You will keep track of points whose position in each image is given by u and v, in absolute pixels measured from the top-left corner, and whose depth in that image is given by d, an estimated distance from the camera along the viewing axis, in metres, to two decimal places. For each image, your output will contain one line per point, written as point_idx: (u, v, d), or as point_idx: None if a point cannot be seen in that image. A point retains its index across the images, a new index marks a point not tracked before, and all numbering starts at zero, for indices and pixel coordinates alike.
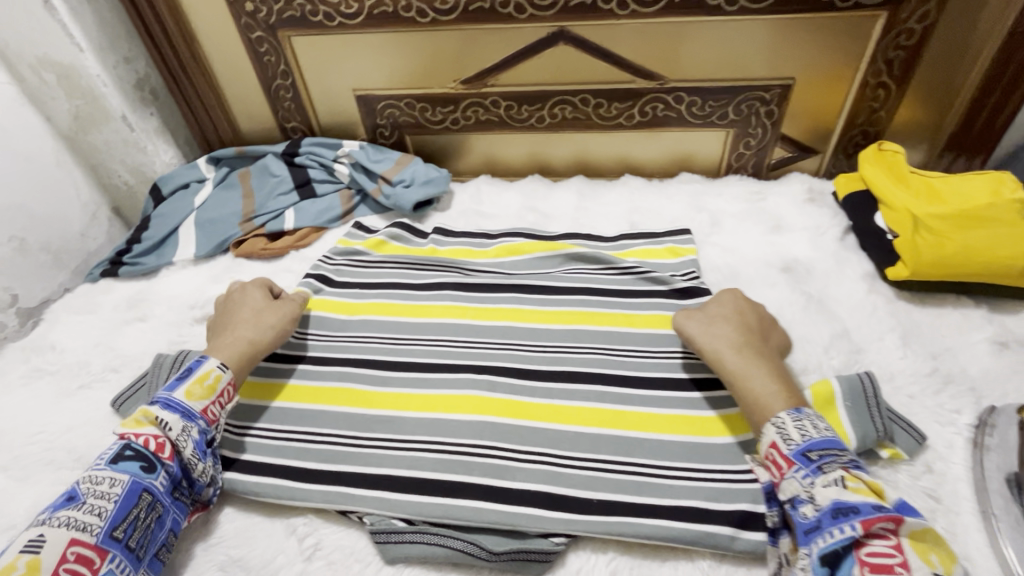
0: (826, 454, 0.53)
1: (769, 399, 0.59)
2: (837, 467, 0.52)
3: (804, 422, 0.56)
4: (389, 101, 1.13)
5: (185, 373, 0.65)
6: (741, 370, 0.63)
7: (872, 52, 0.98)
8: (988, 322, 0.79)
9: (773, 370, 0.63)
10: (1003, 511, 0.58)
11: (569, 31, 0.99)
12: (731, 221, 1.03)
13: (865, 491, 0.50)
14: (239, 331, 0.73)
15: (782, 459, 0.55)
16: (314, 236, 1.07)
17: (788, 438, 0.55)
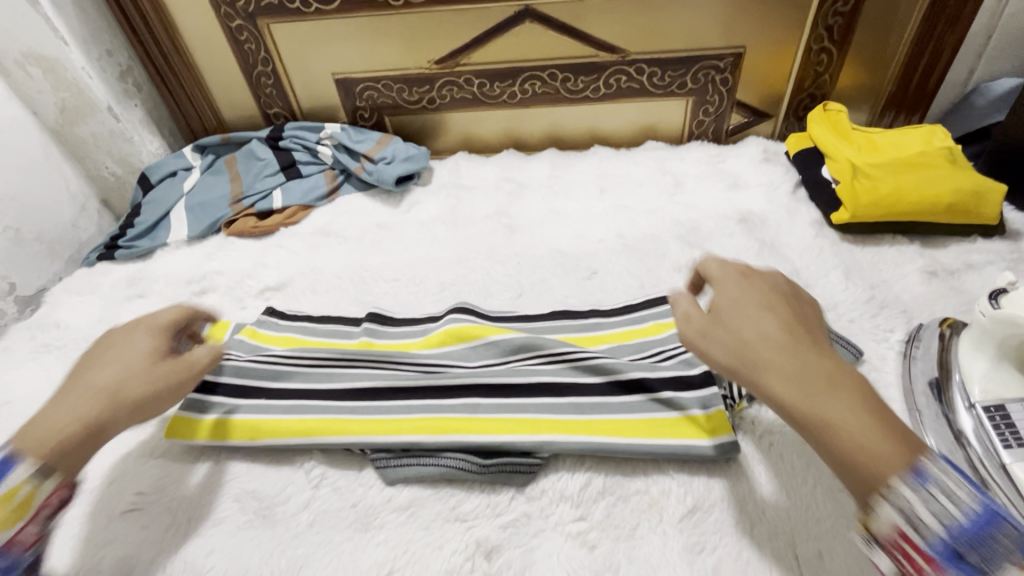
0: (965, 533, 0.41)
1: (857, 430, 0.44)
2: (993, 555, 0.40)
3: (930, 491, 0.41)
4: (368, 83, 1.19)
5: None
6: (818, 396, 0.46)
7: (814, 19, 1.06)
8: (920, 256, 0.89)
9: (849, 397, 0.45)
10: (924, 406, 0.65)
11: (534, 9, 1.06)
12: (693, 182, 1.11)
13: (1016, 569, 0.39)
14: (89, 381, 0.58)
15: (919, 554, 0.41)
16: (302, 214, 1.12)
17: (919, 524, 0.41)
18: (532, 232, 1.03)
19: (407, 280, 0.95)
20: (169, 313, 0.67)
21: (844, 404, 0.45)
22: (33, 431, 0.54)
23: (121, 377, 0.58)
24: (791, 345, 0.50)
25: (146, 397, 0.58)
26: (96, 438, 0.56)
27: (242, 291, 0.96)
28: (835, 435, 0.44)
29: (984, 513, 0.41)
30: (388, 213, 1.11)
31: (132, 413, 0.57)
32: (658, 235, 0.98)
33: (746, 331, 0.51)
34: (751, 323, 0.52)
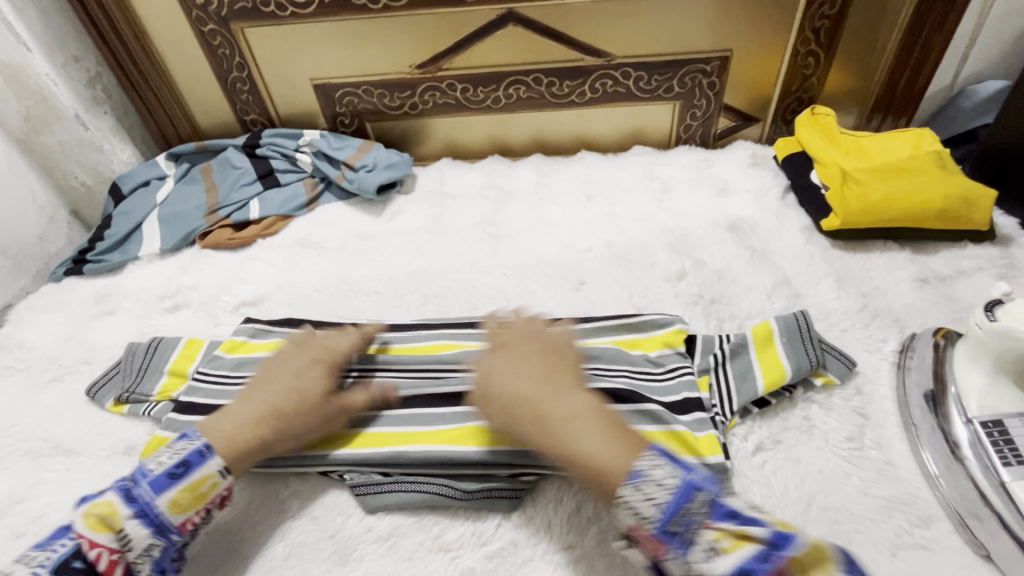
0: (687, 517, 0.48)
1: (602, 463, 0.53)
2: (701, 528, 0.47)
3: (648, 486, 0.50)
4: (348, 89, 1.15)
5: (178, 472, 0.56)
6: (557, 426, 0.56)
7: (801, 22, 1.05)
8: (911, 262, 0.87)
9: (590, 423, 0.55)
10: (921, 420, 0.64)
11: (517, 13, 1.03)
12: (682, 187, 1.09)
13: (738, 544, 0.46)
14: (259, 402, 0.63)
15: (650, 539, 0.49)
16: (280, 225, 1.08)
17: (644, 514, 0.49)
18: (518, 242, 1.00)
19: (389, 293, 0.92)
20: (346, 345, 0.71)
21: (593, 436, 0.54)
22: (209, 439, 0.59)
23: (291, 411, 0.63)
24: (535, 382, 0.59)
25: (305, 429, 0.63)
26: (263, 453, 0.62)
27: (217, 306, 0.93)
28: (580, 460, 0.54)
29: (690, 493, 0.49)
30: (370, 223, 1.08)
31: (296, 441, 0.63)
32: (646, 244, 0.96)
33: (498, 384, 0.60)
34: (505, 368, 0.61)
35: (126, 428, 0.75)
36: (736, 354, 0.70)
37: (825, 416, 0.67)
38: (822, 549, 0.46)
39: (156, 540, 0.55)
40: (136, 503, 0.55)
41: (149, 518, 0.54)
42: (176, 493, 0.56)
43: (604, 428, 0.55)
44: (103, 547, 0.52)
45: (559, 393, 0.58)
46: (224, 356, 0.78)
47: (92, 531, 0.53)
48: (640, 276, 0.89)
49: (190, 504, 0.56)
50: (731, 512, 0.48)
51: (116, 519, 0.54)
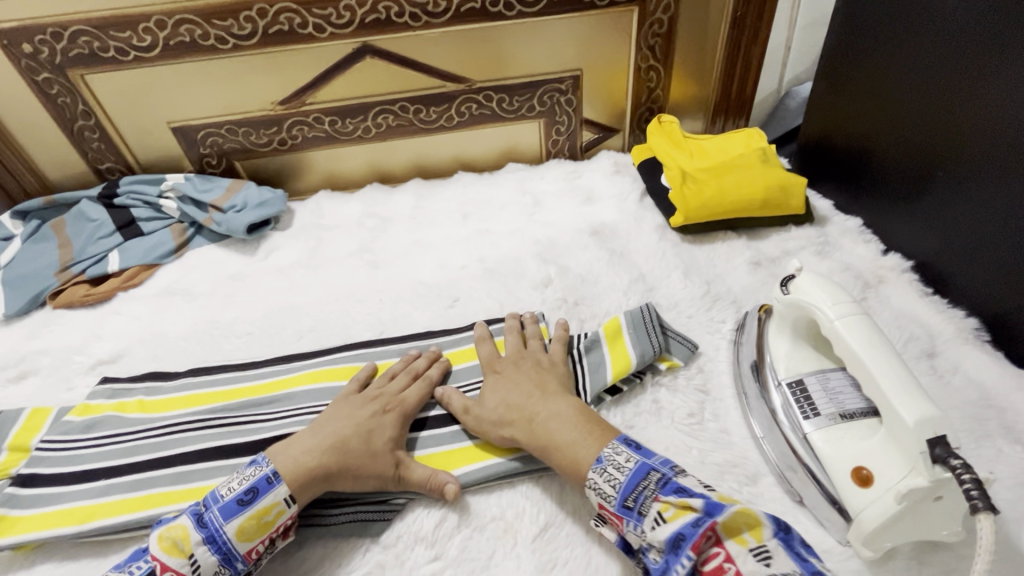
0: (637, 495, 0.55)
1: (578, 453, 0.60)
2: (651, 501, 0.54)
3: (608, 471, 0.58)
4: (209, 130, 1.13)
5: (247, 498, 0.58)
6: (540, 428, 0.63)
7: (637, 41, 1.15)
8: (747, 248, 0.98)
9: (567, 421, 0.63)
10: (750, 389, 0.72)
11: (371, 45, 1.06)
12: (551, 200, 1.15)
13: (679, 514, 0.51)
14: (327, 435, 0.65)
15: (612, 517, 0.56)
16: (144, 274, 1.03)
17: (605, 495, 0.57)
18: (395, 266, 1.02)
19: (262, 332, 0.91)
20: (414, 392, 0.72)
21: (566, 435, 0.62)
22: (277, 461, 0.61)
23: (354, 450, 0.63)
24: (530, 394, 0.67)
25: (366, 473, 0.63)
26: (323, 487, 0.62)
27: (70, 369, 0.87)
28: (557, 455, 0.61)
29: (647, 471, 0.56)
30: (243, 262, 1.06)
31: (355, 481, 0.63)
32: (517, 256, 1.01)
33: (492, 397, 0.69)
34: (496, 388, 0.70)
35: None
36: (591, 350, 0.77)
37: (670, 398, 0.73)
38: (752, 515, 0.51)
39: (223, 569, 0.56)
40: (207, 528, 0.57)
41: (217, 544, 0.56)
42: (242, 520, 0.57)
43: (579, 423, 0.63)
44: (174, 571, 0.54)
45: (546, 399, 0.66)
46: (71, 419, 0.75)
47: (166, 554, 0.55)
48: (510, 289, 0.94)
49: (257, 531, 0.57)
50: (679, 486, 0.54)
51: (188, 544, 0.56)
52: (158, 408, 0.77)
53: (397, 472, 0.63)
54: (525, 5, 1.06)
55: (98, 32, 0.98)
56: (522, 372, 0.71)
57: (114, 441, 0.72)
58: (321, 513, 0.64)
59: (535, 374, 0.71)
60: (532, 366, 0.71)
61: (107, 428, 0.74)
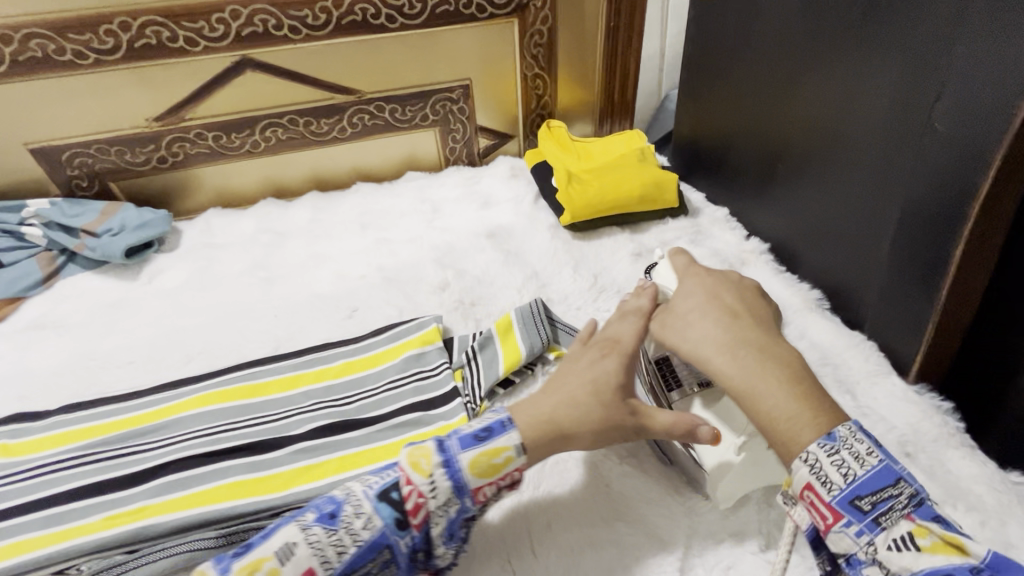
0: (879, 500, 0.46)
1: (798, 431, 0.49)
2: (900, 517, 0.45)
3: (840, 456, 0.47)
4: (76, 150, 1.05)
5: (484, 434, 0.57)
6: (745, 381, 0.54)
7: (521, 51, 1.21)
8: (630, 241, 1.06)
9: (789, 391, 0.51)
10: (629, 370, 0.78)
11: (251, 58, 1.04)
12: (450, 206, 1.18)
13: (941, 548, 0.43)
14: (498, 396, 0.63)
15: (823, 511, 0.47)
16: (7, 309, 0.95)
17: (828, 483, 0.47)
18: (292, 281, 1.01)
19: (146, 360, 0.87)
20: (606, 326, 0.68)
21: (775, 393, 0.52)
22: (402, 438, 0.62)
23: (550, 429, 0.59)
24: (727, 350, 0.56)
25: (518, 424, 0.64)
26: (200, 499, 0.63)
27: None
28: (762, 415, 0.52)
29: (896, 477, 0.46)
30: (123, 288, 1.00)
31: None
32: (416, 262, 1.03)
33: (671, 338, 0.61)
34: (668, 321, 0.63)
35: None
36: (484, 347, 0.81)
37: None
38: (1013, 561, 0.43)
39: (454, 498, 0.55)
40: (446, 452, 0.56)
41: (453, 470, 0.55)
42: (477, 453, 0.56)
43: (765, 375, 0.53)
44: (415, 486, 0.54)
45: (741, 343, 0.57)
46: None
47: (411, 470, 0.55)
48: (408, 295, 0.96)
49: (485, 471, 0.56)
50: (935, 512, 0.45)
51: (429, 465, 0.55)
52: (26, 450, 0.73)
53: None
54: (407, 18, 1.09)
55: None
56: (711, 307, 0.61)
57: None
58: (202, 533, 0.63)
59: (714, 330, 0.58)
60: (720, 293, 0.63)
61: None
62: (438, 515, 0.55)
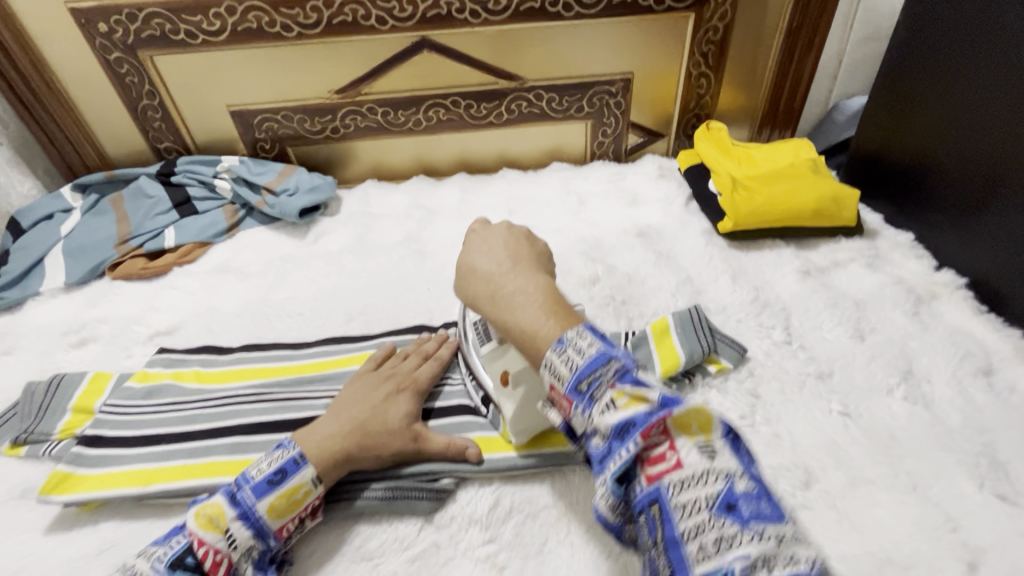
0: (594, 380, 0.48)
1: (540, 329, 0.54)
2: (605, 388, 0.47)
3: (569, 352, 0.50)
4: (266, 115, 1.16)
5: (278, 478, 0.59)
6: (505, 300, 0.58)
7: (690, 48, 1.16)
8: (796, 258, 0.97)
9: (534, 303, 0.56)
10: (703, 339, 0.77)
11: (430, 40, 1.08)
12: (596, 200, 1.16)
13: (632, 402, 0.46)
14: (347, 417, 0.65)
15: (562, 399, 0.50)
16: (198, 252, 1.06)
17: (558, 373, 0.49)
18: (442, 257, 1.03)
19: (314, 313, 0.93)
20: (429, 372, 0.74)
21: (529, 309, 0.56)
22: (305, 445, 0.62)
23: (494, 299, 0.59)
24: (500, 270, 0.61)
25: (388, 450, 0.64)
26: (346, 467, 0.63)
27: (129, 338, 0.90)
28: (517, 333, 0.56)
29: (607, 359, 0.48)
30: (293, 245, 1.07)
31: (376, 460, 0.64)
32: (563, 252, 1.01)
33: (468, 256, 0.65)
34: (477, 245, 0.66)
35: (25, 470, 0.71)
36: (638, 347, 0.78)
37: (720, 399, 0.73)
38: (705, 413, 0.45)
39: (256, 543, 0.57)
40: (240, 506, 0.57)
41: (251, 521, 0.57)
42: (275, 498, 0.58)
43: (507, 262, 0.62)
44: (209, 546, 0.54)
45: (514, 274, 0.60)
46: (132, 385, 0.77)
47: (201, 530, 0.55)
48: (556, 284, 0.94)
49: (287, 509, 0.58)
50: (637, 380, 0.48)
51: (223, 520, 0.56)
52: (215, 379, 0.79)
53: (417, 444, 0.66)
54: (584, 7, 1.07)
55: (171, 15, 1.01)
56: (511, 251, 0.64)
57: (172, 410, 0.74)
58: (364, 486, 0.65)
59: (508, 261, 0.62)
60: (519, 240, 0.66)
61: (165, 396, 0.76)
62: (240, 563, 0.56)
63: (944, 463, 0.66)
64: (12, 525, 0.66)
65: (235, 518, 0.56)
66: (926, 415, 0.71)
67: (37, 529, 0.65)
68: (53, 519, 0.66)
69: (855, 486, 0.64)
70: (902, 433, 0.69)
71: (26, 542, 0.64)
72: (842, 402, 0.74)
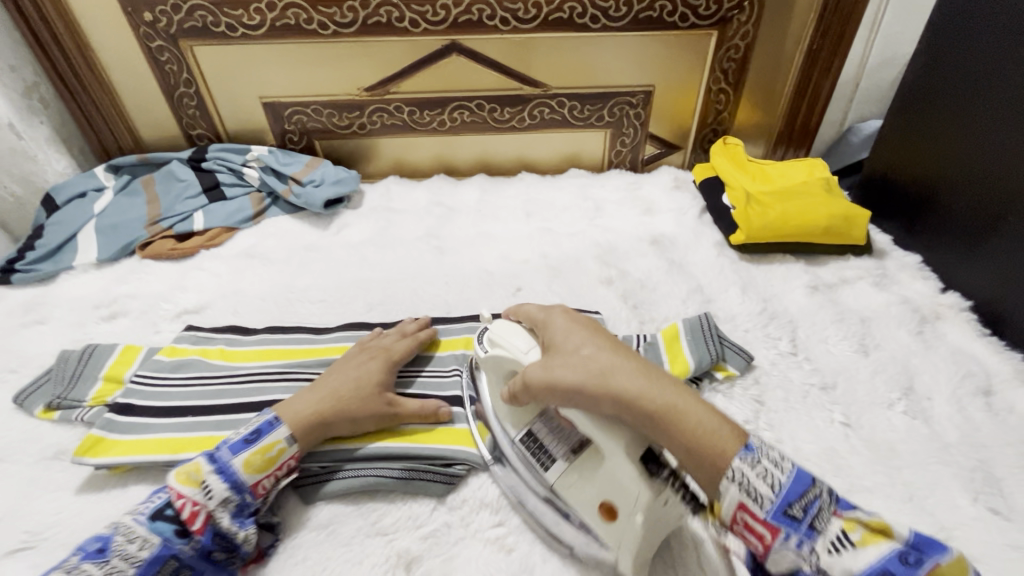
0: (807, 504, 0.44)
1: (714, 431, 0.48)
2: (829, 518, 0.44)
3: (763, 465, 0.46)
4: (297, 108, 1.20)
5: (253, 437, 0.62)
6: (658, 412, 0.50)
7: (711, 65, 1.19)
8: (805, 273, 1.00)
9: (675, 398, 0.51)
10: (713, 343, 0.80)
11: (460, 44, 1.12)
12: (612, 207, 1.19)
13: (871, 538, 0.42)
14: (325, 386, 0.70)
15: (760, 527, 0.45)
16: (225, 236, 1.10)
17: (756, 495, 0.45)
18: (461, 254, 1.06)
19: (335, 301, 0.96)
20: (404, 347, 0.79)
21: (673, 398, 0.50)
22: (282, 411, 0.66)
23: (631, 400, 0.51)
24: (615, 367, 0.53)
25: (363, 414, 0.69)
26: (323, 431, 0.68)
27: (157, 314, 0.93)
28: (690, 434, 0.48)
29: (810, 483, 0.45)
30: (317, 235, 1.11)
31: (351, 425, 0.69)
32: (578, 255, 1.04)
33: (568, 359, 0.55)
34: (572, 343, 0.57)
35: (56, 433, 0.74)
36: (648, 351, 0.81)
37: (726, 404, 0.76)
38: (966, 565, 0.41)
39: (233, 496, 0.59)
40: (218, 462, 0.60)
41: (227, 475, 0.59)
42: (250, 453, 0.61)
43: (616, 361, 0.54)
44: (187, 498, 0.57)
45: (627, 373, 0.53)
46: (161, 359, 0.80)
47: (180, 484, 0.57)
48: (569, 288, 0.97)
49: (263, 465, 0.62)
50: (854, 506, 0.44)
51: (200, 475, 0.59)
52: (240, 358, 0.82)
53: (392, 408, 0.70)
54: (611, 20, 1.11)
55: (214, 8, 1.05)
56: (596, 341, 0.57)
57: (199, 384, 0.78)
58: (382, 465, 0.68)
59: (615, 357, 0.55)
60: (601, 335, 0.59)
61: (192, 370, 0.80)
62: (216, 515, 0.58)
63: (940, 476, 0.68)
64: (44, 484, 0.69)
65: (212, 473, 0.59)
66: (925, 429, 0.74)
67: (67, 490, 0.68)
68: (82, 481, 0.69)
69: (853, 492, 0.66)
70: (900, 446, 0.72)
71: (57, 500, 0.67)
72: (843, 413, 0.76)
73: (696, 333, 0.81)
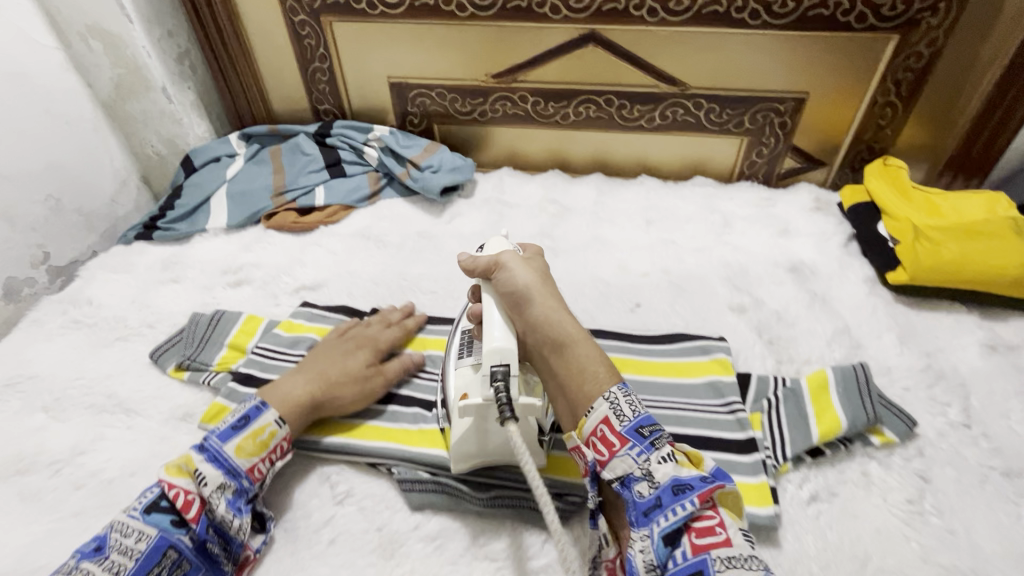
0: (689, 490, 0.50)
1: (593, 371, 0.57)
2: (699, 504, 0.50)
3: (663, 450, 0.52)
4: (421, 90, 1.18)
5: (241, 423, 0.62)
6: (564, 339, 0.59)
7: (883, 73, 1.04)
8: (980, 328, 0.85)
9: (585, 339, 0.60)
10: (869, 398, 0.69)
11: (599, 34, 1.05)
12: (742, 224, 1.08)
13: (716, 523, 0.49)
14: (312, 369, 0.71)
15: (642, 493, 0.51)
16: (342, 214, 1.11)
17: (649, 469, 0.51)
18: (575, 258, 1.01)
19: (445, 294, 0.94)
20: (388, 336, 0.78)
21: (585, 344, 0.59)
22: (268, 396, 0.66)
23: (556, 324, 0.60)
24: (552, 293, 0.63)
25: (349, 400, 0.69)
26: (311, 415, 0.68)
27: (278, 287, 0.95)
28: (574, 366, 0.58)
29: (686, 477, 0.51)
30: (430, 222, 1.09)
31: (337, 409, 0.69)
32: (704, 275, 0.96)
33: (514, 274, 0.63)
34: (520, 267, 0.64)
35: (184, 394, 0.78)
36: (789, 399, 0.72)
37: (882, 475, 0.66)
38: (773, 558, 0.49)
39: (228, 482, 0.59)
40: (207, 451, 0.60)
41: (220, 461, 0.60)
42: (240, 440, 0.61)
43: (550, 291, 0.63)
44: (180, 487, 0.57)
45: (557, 303, 0.62)
46: (280, 334, 0.82)
47: (172, 476, 0.58)
48: (693, 311, 0.89)
49: (255, 450, 0.62)
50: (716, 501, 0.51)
51: (191, 465, 0.59)
52: None
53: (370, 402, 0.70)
54: (772, 17, 0.99)
55: None
56: (534, 266, 0.66)
57: None
58: (494, 482, 0.65)
59: (548, 288, 0.63)
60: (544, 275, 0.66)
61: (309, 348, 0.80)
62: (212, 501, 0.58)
63: None
64: (172, 444, 0.71)
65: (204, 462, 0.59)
66: None
67: None
68: None
69: None
70: None
71: None
72: None
73: (848, 384, 0.71)
